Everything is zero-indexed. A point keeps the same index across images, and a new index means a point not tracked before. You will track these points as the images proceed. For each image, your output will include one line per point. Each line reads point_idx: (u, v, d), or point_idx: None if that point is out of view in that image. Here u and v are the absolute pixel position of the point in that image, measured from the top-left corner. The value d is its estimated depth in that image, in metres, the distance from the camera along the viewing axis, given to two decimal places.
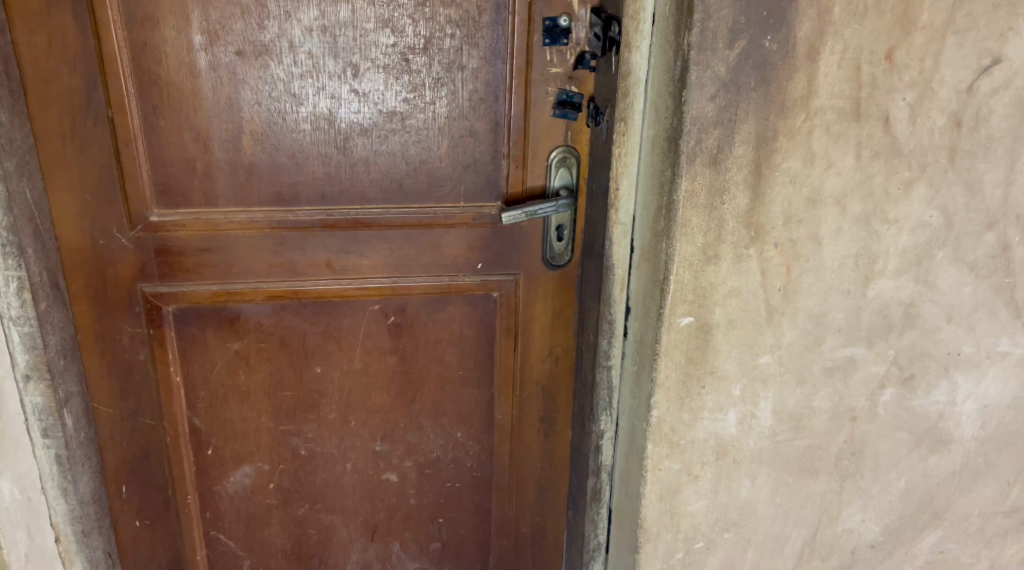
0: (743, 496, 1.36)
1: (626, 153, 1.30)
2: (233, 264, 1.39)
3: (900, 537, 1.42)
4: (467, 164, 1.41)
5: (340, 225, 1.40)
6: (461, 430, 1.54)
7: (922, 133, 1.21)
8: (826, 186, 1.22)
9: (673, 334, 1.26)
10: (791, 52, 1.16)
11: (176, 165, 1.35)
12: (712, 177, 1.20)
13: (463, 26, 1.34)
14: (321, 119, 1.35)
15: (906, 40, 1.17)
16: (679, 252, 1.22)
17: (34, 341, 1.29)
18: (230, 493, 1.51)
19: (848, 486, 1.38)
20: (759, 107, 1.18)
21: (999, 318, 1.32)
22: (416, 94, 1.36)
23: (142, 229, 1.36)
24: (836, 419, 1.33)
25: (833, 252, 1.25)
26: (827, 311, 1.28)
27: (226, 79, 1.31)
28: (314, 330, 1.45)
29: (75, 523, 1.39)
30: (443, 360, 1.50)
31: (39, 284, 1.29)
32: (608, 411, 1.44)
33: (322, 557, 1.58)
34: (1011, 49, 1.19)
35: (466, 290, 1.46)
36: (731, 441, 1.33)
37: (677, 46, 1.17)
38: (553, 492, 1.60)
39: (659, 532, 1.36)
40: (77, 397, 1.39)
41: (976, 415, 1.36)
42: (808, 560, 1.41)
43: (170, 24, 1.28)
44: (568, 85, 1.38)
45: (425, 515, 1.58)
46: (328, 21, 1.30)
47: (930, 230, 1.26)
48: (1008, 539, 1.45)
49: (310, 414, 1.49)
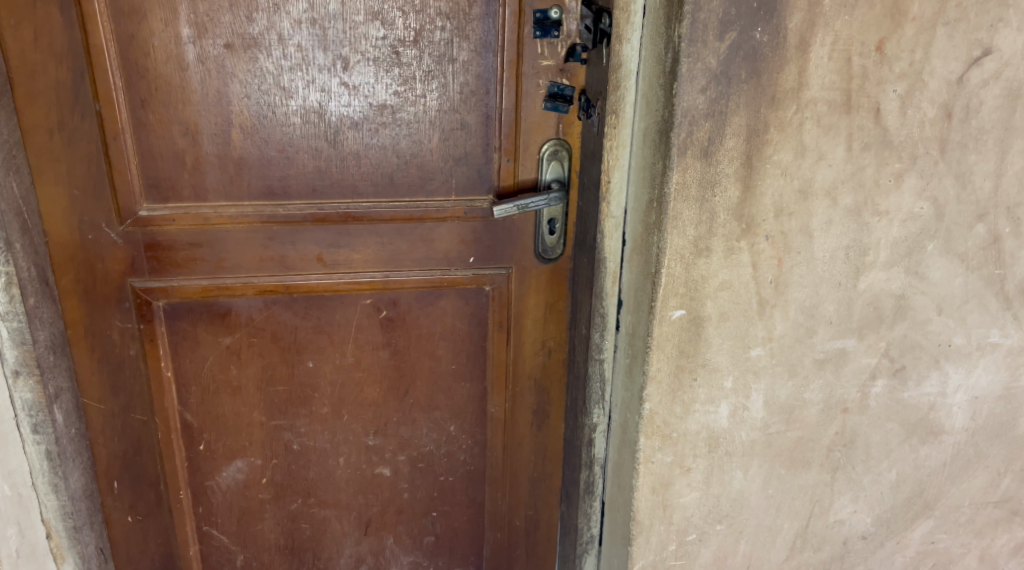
0: (735, 488, 1.36)
1: (617, 146, 1.30)
2: (223, 258, 1.39)
3: (890, 528, 1.43)
4: (458, 157, 1.40)
5: (331, 219, 1.39)
6: (454, 424, 1.54)
7: (912, 124, 1.21)
8: (817, 177, 1.22)
9: (664, 326, 1.26)
10: (781, 44, 1.16)
11: (165, 159, 1.34)
12: (702, 170, 1.20)
13: (453, 18, 1.33)
14: (311, 113, 1.34)
15: (897, 32, 1.17)
16: (670, 244, 1.22)
17: (23, 337, 1.28)
18: (222, 488, 1.51)
19: (841, 478, 1.38)
20: (749, 99, 1.18)
21: (989, 310, 1.32)
22: (407, 88, 1.35)
23: (131, 224, 1.35)
24: (828, 411, 1.34)
25: (824, 244, 1.25)
26: (819, 303, 1.28)
27: (214, 71, 1.31)
28: (305, 324, 1.45)
29: (67, 519, 1.39)
30: (436, 354, 1.49)
31: (28, 279, 1.28)
32: (601, 404, 1.43)
33: (316, 552, 1.58)
34: (1002, 40, 1.19)
35: (458, 284, 1.46)
36: (723, 433, 1.33)
37: (667, 38, 1.17)
38: (546, 485, 1.60)
39: (652, 525, 1.36)
40: (67, 392, 1.38)
41: (966, 407, 1.37)
42: (800, 552, 1.42)
43: (158, 16, 1.27)
44: (560, 77, 1.37)
45: (419, 509, 1.58)
46: (317, 13, 1.29)
47: (920, 222, 1.26)
48: (998, 529, 1.45)
49: (302, 408, 1.49)
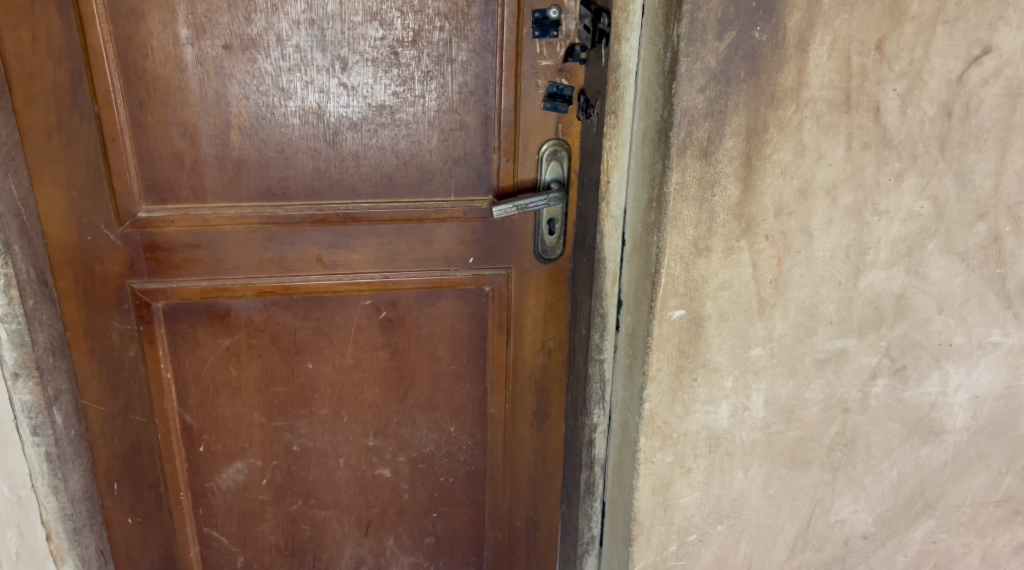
0: (736, 488, 1.36)
1: (616, 146, 1.29)
2: (223, 259, 1.39)
3: (891, 527, 1.42)
4: (457, 157, 1.40)
5: (330, 219, 1.39)
6: (454, 424, 1.54)
7: (912, 123, 1.21)
8: (817, 177, 1.22)
9: (664, 326, 1.26)
10: (781, 43, 1.16)
11: (164, 161, 1.34)
12: (702, 170, 1.20)
13: (452, 19, 1.33)
14: (310, 113, 1.34)
15: (896, 31, 1.17)
16: (670, 244, 1.22)
17: (23, 339, 1.28)
18: (222, 490, 1.51)
19: (842, 478, 1.38)
20: (748, 99, 1.17)
21: (990, 309, 1.31)
22: (405, 88, 1.35)
23: (130, 225, 1.35)
24: (828, 410, 1.33)
25: (824, 244, 1.25)
26: (819, 303, 1.27)
27: (213, 73, 1.30)
28: (305, 325, 1.45)
29: (67, 520, 1.39)
30: (436, 355, 1.49)
31: (27, 281, 1.28)
32: (601, 405, 1.43)
33: (317, 553, 1.58)
34: (1001, 39, 1.19)
35: (458, 284, 1.45)
36: (723, 433, 1.33)
37: (666, 37, 1.17)
38: (546, 485, 1.60)
39: (653, 525, 1.36)
40: (66, 394, 1.38)
41: (967, 406, 1.36)
42: (801, 552, 1.42)
43: (156, 17, 1.27)
44: (559, 77, 1.37)
45: (419, 510, 1.58)
46: (316, 14, 1.29)
47: (920, 222, 1.26)
48: (999, 529, 1.45)
49: (301, 409, 1.49)
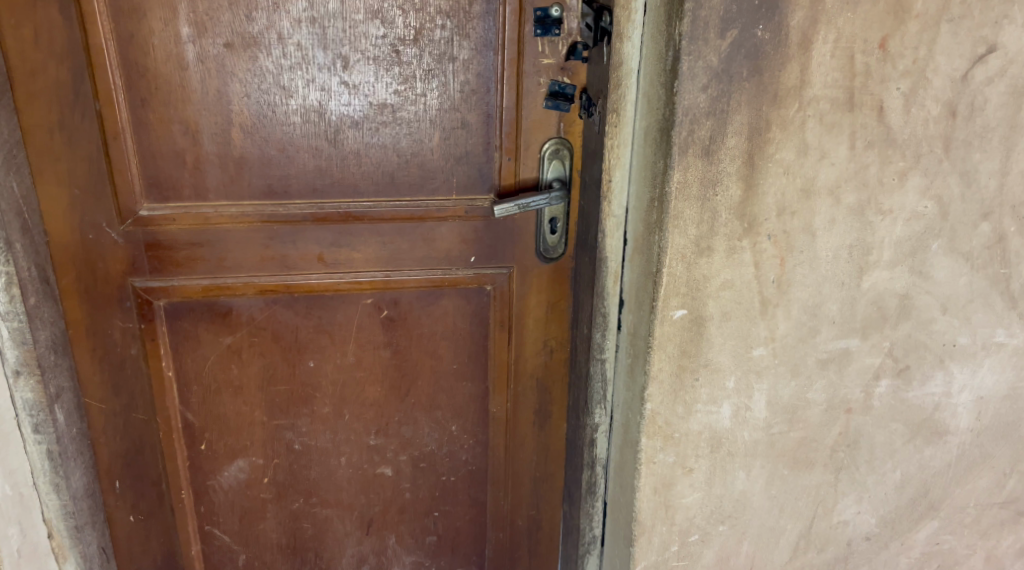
0: (738, 488, 1.35)
1: (619, 145, 1.29)
2: (224, 258, 1.39)
3: (895, 528, 1.42)
4: (458, 155, 1.40)
5: (332, 218, 1.39)
6: (455, 423, 1.53)
7: (916, 122, 1.20)
8: (820, 176, 1.21)
9: (666, 326, 1.25)
10: (784, 41, 1.15)
11: (166, 159, 1.34)
12: (704, 169, 1.19)
13: (454, 17, 1.32)
14: (311, 112, 1.34)
15: (900, 29, 1.16)
16: (671, 243, 1.21)
17: (24, 337, 1.28)
18: (223, 488, 1.51)
19: (844, 478, 1.37)
20: (751, 98, 1.17)
21: (995, 309, 1.30)
22: (407, 86, 1.35)
23: (132, 223, 1.35)
24: (832, 411, 1.33)
25: (827, 243, 1.24)
26: (822, 303, 1.27)
27: (214, 71, 1.30)
28: (307, 323, 1.45)
29: (68, 518, 1.39)
30: (437, 354, 1.49)
31: (28, 279, 1.28)
32: (603, 404, 1.43)
33: (318, 551, 1.58)
34: (1007, 37, 1.18)
35: (459, 283, 1.45)
36: (725, 433, 1.32)
37: (668, 36, 1.16)
38: (548, 485, 1.59)
39: (654, 525, 1.36)
40: (68, 391, 1.38)
41: (971, 407, 1.35)
42: (804, 553, 1.41)
43: (158, 15, 1.27)
44: (561, 76, 1.36)
45: (421, 509, 1.58)
46: (317, 12, 1.29)
47: (924, 221, 1.25)
48: (1004, 530, 1.44)
49: (303, 408, 1.49)
